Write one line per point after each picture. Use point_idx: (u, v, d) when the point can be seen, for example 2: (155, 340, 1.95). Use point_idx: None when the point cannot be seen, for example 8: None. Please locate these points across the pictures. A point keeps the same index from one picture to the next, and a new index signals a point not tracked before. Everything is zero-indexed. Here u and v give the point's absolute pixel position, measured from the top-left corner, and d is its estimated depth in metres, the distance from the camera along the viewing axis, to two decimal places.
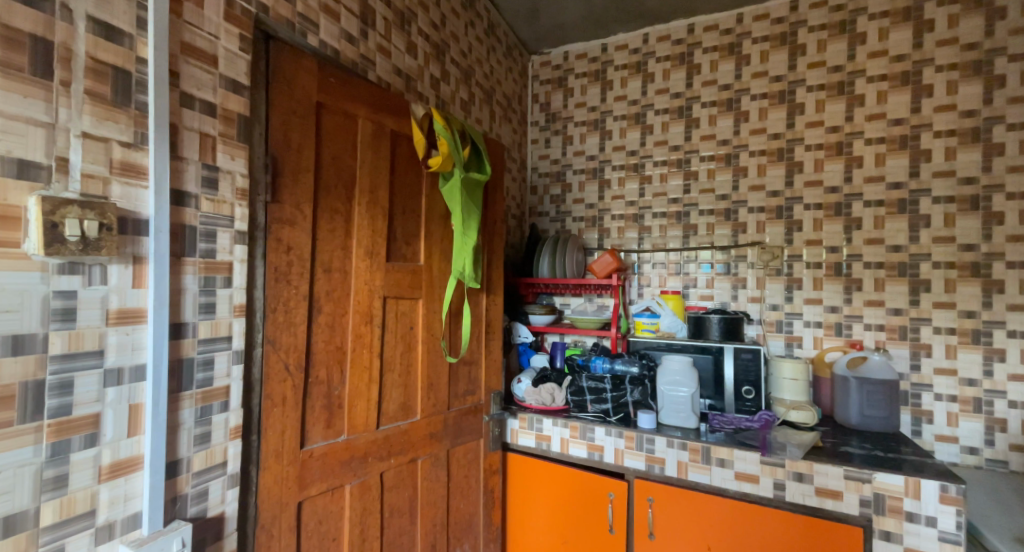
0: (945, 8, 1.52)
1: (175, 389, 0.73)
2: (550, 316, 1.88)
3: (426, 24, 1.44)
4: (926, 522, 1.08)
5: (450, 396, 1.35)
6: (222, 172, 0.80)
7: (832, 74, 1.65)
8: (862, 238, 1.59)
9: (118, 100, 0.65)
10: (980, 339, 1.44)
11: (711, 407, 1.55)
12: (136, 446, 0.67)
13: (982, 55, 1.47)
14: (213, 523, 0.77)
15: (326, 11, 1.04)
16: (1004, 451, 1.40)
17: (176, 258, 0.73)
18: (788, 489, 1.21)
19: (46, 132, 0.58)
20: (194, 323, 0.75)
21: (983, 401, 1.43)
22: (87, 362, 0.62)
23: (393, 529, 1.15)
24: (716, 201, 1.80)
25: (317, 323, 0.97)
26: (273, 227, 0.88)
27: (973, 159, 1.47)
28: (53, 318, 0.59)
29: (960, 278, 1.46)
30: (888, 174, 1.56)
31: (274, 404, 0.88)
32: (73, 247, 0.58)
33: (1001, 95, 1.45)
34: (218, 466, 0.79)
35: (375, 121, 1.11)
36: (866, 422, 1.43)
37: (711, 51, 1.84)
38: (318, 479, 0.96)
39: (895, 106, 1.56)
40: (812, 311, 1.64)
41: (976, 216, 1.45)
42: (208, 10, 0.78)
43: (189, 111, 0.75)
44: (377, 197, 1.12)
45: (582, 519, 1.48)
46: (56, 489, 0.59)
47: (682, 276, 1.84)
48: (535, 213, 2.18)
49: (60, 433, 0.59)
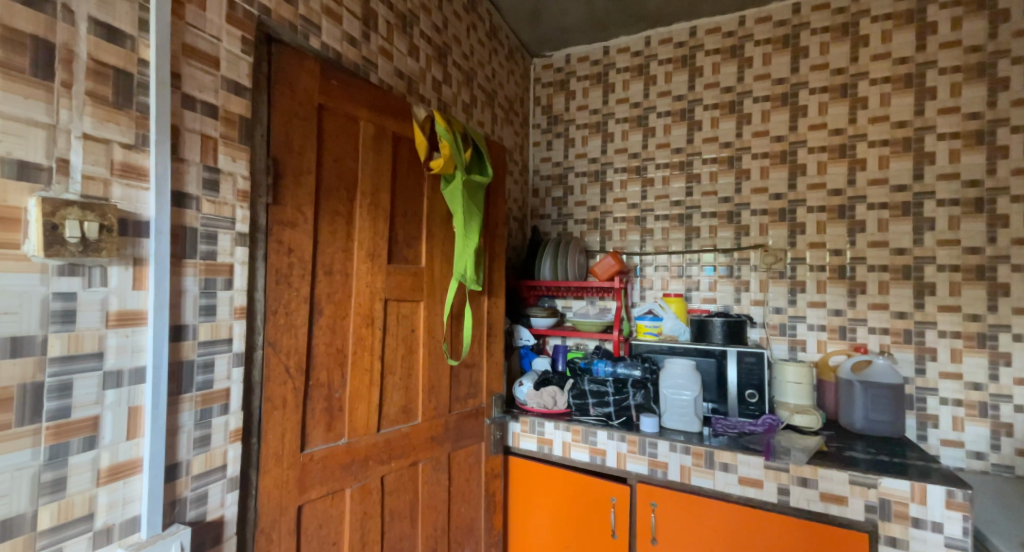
0: (948, 11, 1.51)
1: (176, 391, 0.72)
2: (552, 319, 1.88)
3: (428, 27, 1.44)
4: (932, 527, 1.07)
5: (451, 398, 1.35)
6: (223, 174, 0.79)
7: (835, 76, 1.65)
8: (865, 241, 1.58)
9: (120, 102, 0.65)
10: (985, 343, 1.43)
11: (713, 410, 1.54)
12: (135, 449, 0.66)
13: (985, 58, 1.46)
14: (212, 527, 0.77)
15: (328, 13, 1.04)
16: (1010, 455, 1.38)
17: (176, 260, 0.72)
18: (793, 493, 1.20)
19: (47, 133, 0.58)
20: (194, 325, 0.75)
21: (989, 405, 1.41)
22: (86, 364, 0.62)
23: (394, 533, 1.14)
24: (719, 203, 1.80)
25: (318, 325, 0.97)
26: (274, 229, 0.88)
27: (977, 161, 1.46)
28: (52, 320, 0.58)
29: (965, 281, 1.45)
30: (891, 177, 1.55)
31: (274, 407, 0.88)
32: (73, 249, 0.58)
33: (1005, 98, 1.44)
34: (218, 469, 0.78)
35: (377, 123, 1.11)
36: (871, 427, 1.41)
37: (713, 54, 1.83)
38: (318, 483, 0.96)
39: (899, 109, 1.56)
40: (816, 315, 1.63)
41: (981, 218, 1.44)
42: (211, 12, 0.78)
43: (191, 113, 0.75)
44: (379, 200, 1.11)
45: (584, 524, 1.47)
46: (54, 492, 0.58)
47: (685, 278, 1.84)
48: (536, 215, 2.18)
49: (58, 435, 0.59)
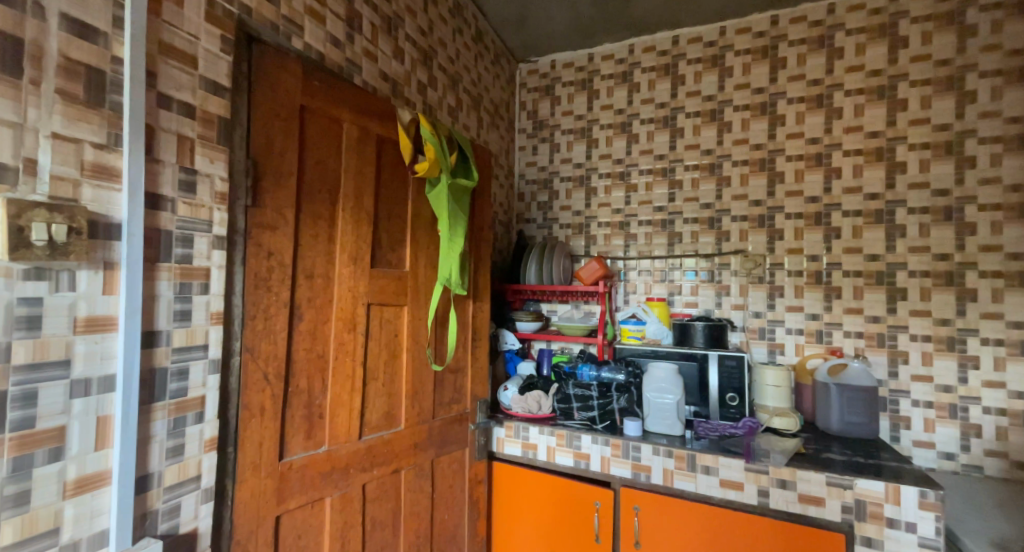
0: (919, 26, 1.57)
1: (148, 399, 0.70)
2: (537, 323, 1.89)
3: (413, 30, 1.43)
4: (906, 528, 1.10)
5: (434, 404, 1.33)
6: (200, 175, 0.77)
7: (812, 87, 1.69)
8: (841, 247, 1.62)
9: (92, 100, 0.63)
10: (954, 346, 1.48)
11: (695, 413, 1.57)
12: (104, 460, 0.64)
13: (954, 71, 1.52)
14: (185, 540, 0.74)
15: (312, 14, 1.03)
16: (979, 456, 1.43)
17: (150, 264, 0.70)
18: (772, 496, 1.22)
19: (13, 131, 0.55)
20: (168, 331, 0.73)
21: (958, 407, 1.46)
22: (52, 372, 0.59)
23: (376, 542, 1.13)
24: (700, 209, 1.83)
25: (299, 330, 0.95)
26: (253, 232, 0.86)
27: (946, 171, 1.51)
28: (16, 326, 0.56)
29: (935, 287, 1.50)
30: (865, 185, 1.60)
31: (251, 415, 0.85)
32: (39, 253, 0.55)
33: (973, 110, 1.50)
34: (192, 480, 0.76)
35: (361, 125, 1.10)
36: (846, 429, 1.45)
37: (695, 62, 1.87)
38: (298, 492, 0.94)
39: (872, 119, 1.61)
40: (794, 319, 1.67)
41: (950, 225, 1.50)
42: (188, 10, 0.76)
43: (167, 113, 0.73)
44: (362, 202, 1.10)
45: (568, 530, 1.46)
46: (16, 506, 0.56)
47: (667, 283, 1.86)
48: (522, 219, 2.18)
49: (22, 447, 0.56)
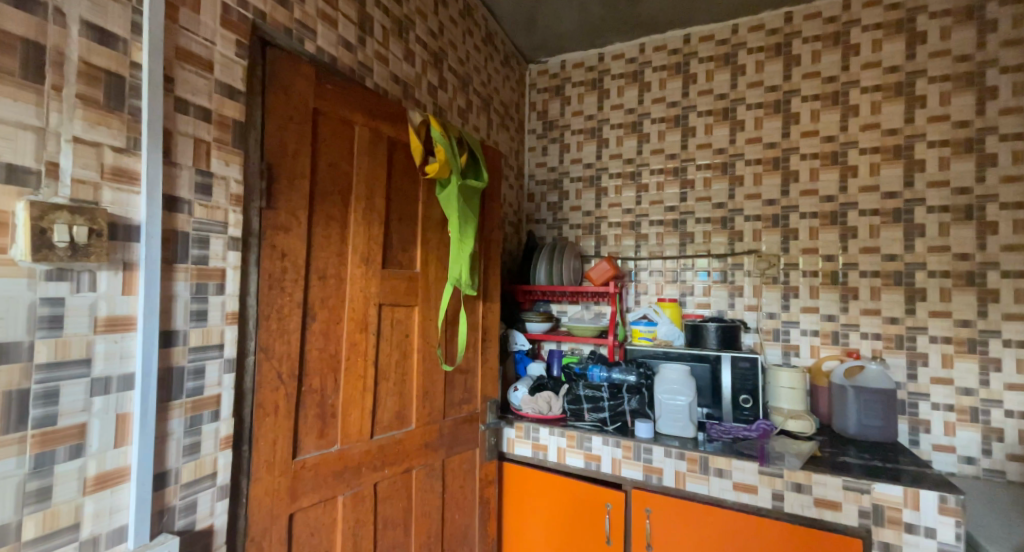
0: (937, 21, 1.53)
1: (165, 398, 0.71)
2: (547, 324, 1.89)
3: (424, 32, 1.44)
4: (925, 533, 1.07)
5: (445, 404, 1.34)
6: (216, 178, 0.79)
7: (827, 84, 1.67)
8: (857, 246, 1.59)
9: (111, 105, 0.64)
10: (976, 348, 1.44)
11: (708, 415, 1.54)
12: (123, 457, 0.65)
13: (974, 67, 1.48)
14: (201, 536, 0.76)
15: (324, 17, 1.04)
16: (1002, 461, 1.39)
17: (167, 265, 0.71)
18: (787, 499, 1.20)
19: (36, 136, 0.57)
20: (185, 330, 0.74)
21: (980, 410, 1.42)
22: (74, 371, 0.61)
23: (387, 541, 1.13)
24: (713, 209, 1.81)
25: (311, 330, 0.96)
26: (267, 233, 0.87)
27: (966, 168, 1.47)
28: (40, 325, 0.57)
29: (955, 287, 1.47)
30: (882, 183, 1.57)
31: (266, 413, 0.87)
32: (61, 254, 0.57)
33: (994, 106, 1.46)
34: (208, 477, 0.77)
35: (373, 128, 1.11)
36: (863, 432, 1.42)
37: (707, 61, 1.85)
38: (310, 490, 0.95)
39: (890, 117, 1.58)
40: (809, 320, 1.64)
41: (971, 224, 1.46)
42: (204, 16, 0.77)
43: (184, 117, 0.74)
44: (374, 204, 1.11)
45: (580, 532, 1.46)
46: (38, 501, 0.57)
47: (679, 284, 1.84)
48: (532, 220, 2.18)
49: (44, 444, 0.58)
